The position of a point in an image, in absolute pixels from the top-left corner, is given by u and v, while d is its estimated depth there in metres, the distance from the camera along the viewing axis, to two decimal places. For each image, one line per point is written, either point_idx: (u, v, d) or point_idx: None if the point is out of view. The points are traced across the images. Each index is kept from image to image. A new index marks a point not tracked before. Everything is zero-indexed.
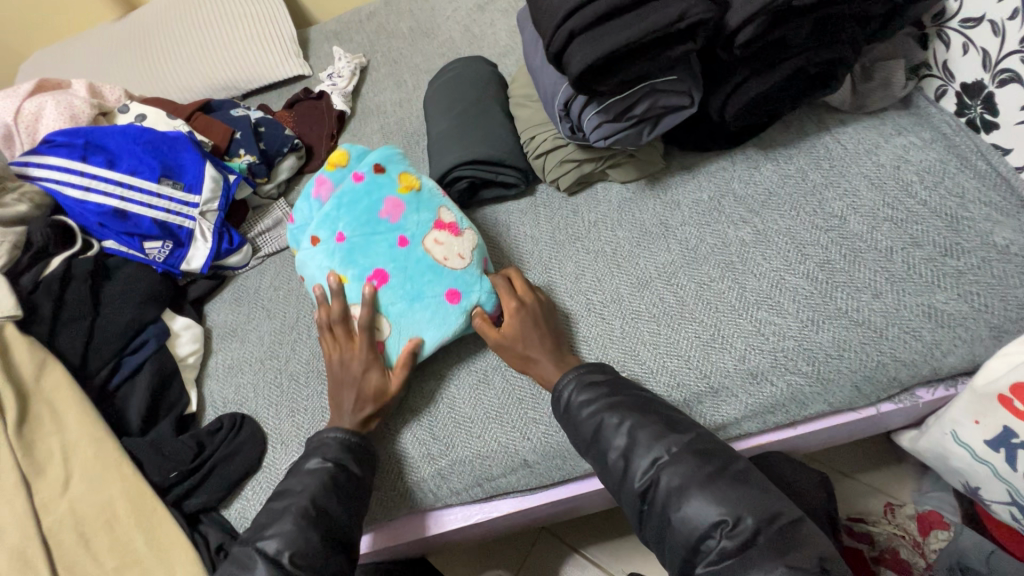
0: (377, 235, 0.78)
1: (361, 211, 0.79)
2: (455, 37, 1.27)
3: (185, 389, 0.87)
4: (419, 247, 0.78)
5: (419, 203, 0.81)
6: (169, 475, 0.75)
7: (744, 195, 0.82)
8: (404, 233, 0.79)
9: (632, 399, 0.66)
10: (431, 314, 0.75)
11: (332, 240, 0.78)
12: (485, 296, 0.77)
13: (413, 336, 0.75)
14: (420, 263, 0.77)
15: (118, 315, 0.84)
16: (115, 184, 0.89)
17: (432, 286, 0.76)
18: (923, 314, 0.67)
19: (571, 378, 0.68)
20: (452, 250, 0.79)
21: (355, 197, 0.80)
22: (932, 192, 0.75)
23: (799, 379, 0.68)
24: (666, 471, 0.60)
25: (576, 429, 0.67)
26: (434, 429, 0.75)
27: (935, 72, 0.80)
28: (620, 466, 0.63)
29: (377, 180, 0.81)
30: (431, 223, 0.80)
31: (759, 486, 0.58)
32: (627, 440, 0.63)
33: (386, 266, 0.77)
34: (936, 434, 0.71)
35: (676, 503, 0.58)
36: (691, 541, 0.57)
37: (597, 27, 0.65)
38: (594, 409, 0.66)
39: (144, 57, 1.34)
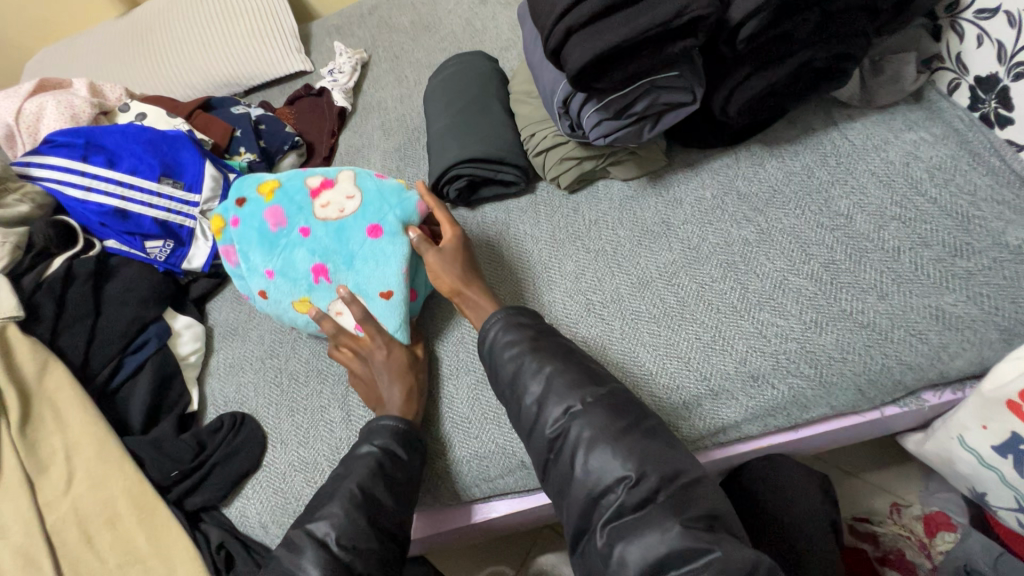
0: (286, 245, 0.81)
1: (263, 242, 0.81)
2: (457, 31, 1.25)
3: (187, 388, 0.87)
4: (317, 221, 0.81)
5: (288, 193, 0.83)
6: (170, 474, 0.77)
7: (747, 192, 0.81)
8: (298, 222, 0.82)
9: (555, 345, 0.67)
10: (379, 254, 0.79)
11: (269, 284, 0.82)
12: (398, 212, 0.80)
13: (382, 287, 0.78)
14: (331, 232, 0.81)
15: (120, 315, 0.85)
16: (115, 184, 0.89)
17: (356, 236, 0.80)
18: (930, 316, 0.65)
19: (498, 318, 0.69)
20: (338, 203, 0.82)
21: (247, 232, 0.82)
22: (942, 190, 0.72)
23: (800, 382, 0.67)
24: (578, 421, 0.60)
25: (497, 374, 0.68)
26: (432, 421, 0.76)
27: (947, 65, 0.78)
28: (533, 412, 0.63)
29: (248, 207, 0.83)
30: (308, 197, 0.83)
31: (672, 443, 0.59)
32: (544, 386, 0.64)
33: (316, 257, 0.80)
34: (942, 438, 0.70)
35: (583, 453, 0.59)
36: (594, 493, 0.58)
37: (594, 23, 0.64)
38: (516, 351, 0.67)
39: (147, 54, 1.34)
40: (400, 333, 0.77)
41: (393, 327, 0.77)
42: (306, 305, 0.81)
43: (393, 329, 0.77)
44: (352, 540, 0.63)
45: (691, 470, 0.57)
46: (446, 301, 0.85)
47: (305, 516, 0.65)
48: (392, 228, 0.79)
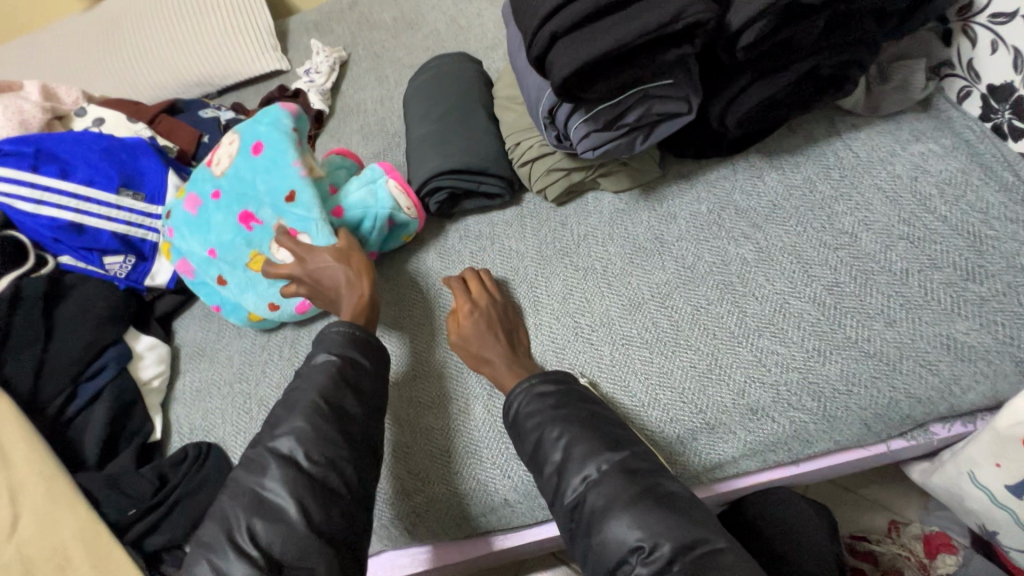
0: (208, 217, 0.80)
1: (191, 231, 0.81)
2: (441, 29, 1.19)
3: (149, 416, 0.82)
4: (218, 177, 0.80)
5: (195, 180, 0.83)
6: (127, 513, 0.71)
7: (745, 207, 0.76)
8: (208, 193, 0.80)
9: (579, 412, 0.62)
10: (271, 165, 0.75)
11: (217, 263, 0.80)
12: (258, 125, 0.77)
13: (284, 193, 0.75)
14: (230, 178, 0.78)
15: (73, 339, 0.79)
16: (69, 196, 0.83)
17: (246, 166, 0.77)
18: (941, 346, 0.61)
19: (521, 389, 0.64)
20: (221, 155, 0.81)
21: (178, 230, 0.82)
22: (953, 207, 0.68)
23: (802, 417, 0.63)
24: (594, 490, 0.56)
25: (518, 439, 0.63)
26: (405, 450, 0.71)
27: (958, 72, 0.73)
28: (553, 481, 0.59)
29: (173, 213, 0.84)
30: (206, 169, 0.82)
31: (692, 507, 0.53)
32: (563, 455, 0.59)
33: (235, 208, 0.78)
34: (951, 472, 0.66)
35: (598, 523, 0.54)
36: (610, 564, 0.53)
37: (581, 28, 0.58)
38: (538, 420, 0.62)
39: (112, 51, 1.27)
40: (321, 230, 0.74)
41: (314, 232, 0.74)
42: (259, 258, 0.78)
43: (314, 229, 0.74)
44: (320, 473, 0.55)
45: (711, 538, 0.51)
46: (425, 321, 0.80)
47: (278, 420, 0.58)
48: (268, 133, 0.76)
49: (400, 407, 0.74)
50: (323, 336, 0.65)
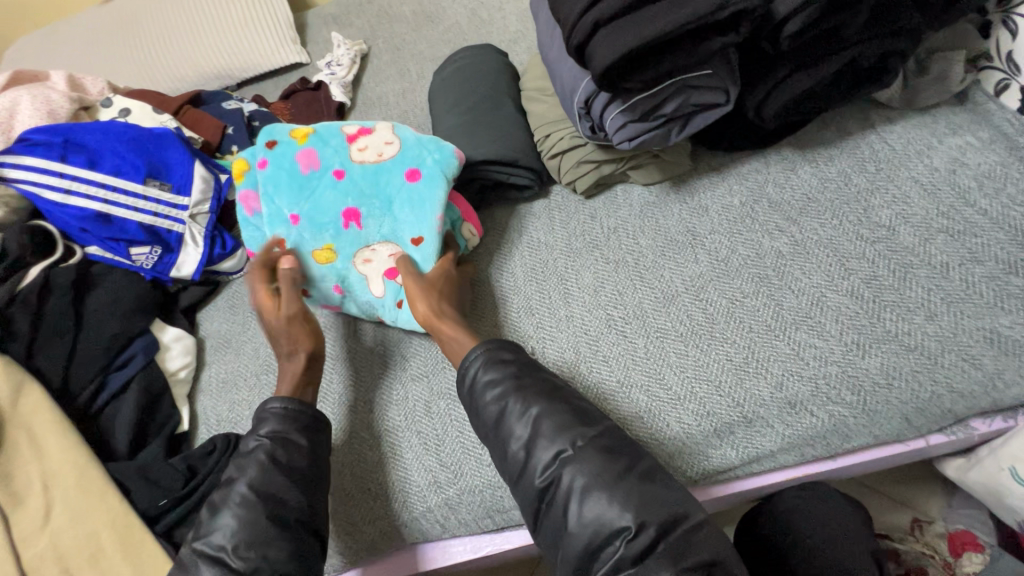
0: (316, 187, 0.77)
1: (284, 185, 0.78)
2: (462, 22, 1.18)
3: (177, 407, 0.81)
4: (353, 163, 0.79)
5: (322, 136, 0.80)
6: (158, 502, 0.70)
7: (780, 200, 0.75)
8: (331, 164, 0.79)
9: (539, 383, 0.62)
10: (412, 200, 0.76)
11: (291, 229, 0.77)
12: (432, 156, 0.77)
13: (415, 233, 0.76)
14: (367, 176, 0.78)
15: (102, 330, 0.79)
16: (97, 186, 0.83)
17: (394, 180, 0.78)
18: (984, 340, 0.61)
19: (479, 352, 0.64)
20: (377, 147, 0.80)
21: (273, 173, 0.78)
22: (993, 200, 0.67)
23: (842, 410, 0.62)
24: (570, 468, 0.56)
25: (477, 415, 0.63)
26: (401, 433, 0.73)
27: (996, 64, 0.72)
28: (520, 459, 0.59)
29: (278, 150, 0.79)
30: (345, 142, 0.80)
31: (670, 486, 0.55)
32: (529, 430, 0.59)
33: (346, 201, 0.77)
34: (988, 468, 0.66)
35: (576, 503, 0.55)
36: (592, 546, 0.54)
37: (624, 16, 0.58)
38: (499, 392, 0.62)
39: (131, 43, 1.26)
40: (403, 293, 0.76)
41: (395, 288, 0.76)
42: (329, 254, 0.77)
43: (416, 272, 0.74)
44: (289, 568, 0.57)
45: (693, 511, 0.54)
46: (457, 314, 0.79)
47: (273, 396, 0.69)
48: (437, 169, 0.76)
49: (384, 394, 0.76)
50: (261, 416, 0.66)
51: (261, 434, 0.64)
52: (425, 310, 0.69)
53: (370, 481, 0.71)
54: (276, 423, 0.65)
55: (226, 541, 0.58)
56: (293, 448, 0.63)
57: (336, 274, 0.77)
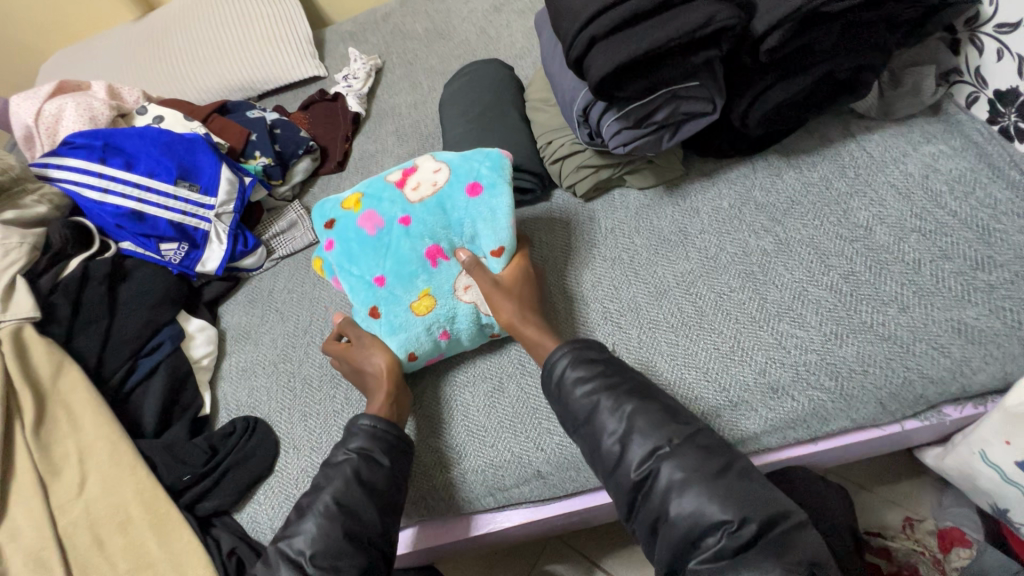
0: (390, 242, 0.77)
1: (361, 254, 0.77)
2: (471, 39, 1.25)
3: (199, 392, 0.87)
4: (413, 204, 0.78)
5: (374, 195, 0.80)
6: (183, 478, 0.76)
7: (765, 203, 0.80)
8: (394, 215, 0.78)
9: (629, 383, 0.67)
10: (484, 215, 0.77)
11: (380, 293, 0.77)
12: (485, 168, 0.79)
13: (494, 245, 0.77)
14: (430, 210, 0.78)
15: (134, 318, 0.85)
16: (133, 186, 0.90)
17: (459, 201, 0.78)
18: (952, 330, 0.65)
19: (566, 352, 0.69)
20: (428, 179, 0.80)
21: (345, 248, 0.78)
22: (963, 203, 0.72)
23: (820, 394, 0.67)
24: (668, 463, 0.60)
25: (566, 407, 0.67)
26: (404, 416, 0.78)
27: (966, 79, 0.77)
28: (614, 454, 0.63)
29: (340, 225, 0.79)
30: (396, 190, 0.80)
31: (764, 486, 0.58)
32: (623, 425, 0.64)
33: (425, 241, 0.77)
34: (963, 453, 0.69)
35: (676, 495, 0.59)
36: (691, 536, 0.58)
37: (617, 33, 0.64)
38: (590, 389, 0.66)
39: (161, 57, 1.34)
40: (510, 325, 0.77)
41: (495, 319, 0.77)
42: (427, 301, 0.76)
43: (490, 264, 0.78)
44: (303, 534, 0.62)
45: (793, 513, 0.57)
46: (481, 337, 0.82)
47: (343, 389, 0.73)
48: (498, 176, 0.78)
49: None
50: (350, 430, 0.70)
51: (350, 448, 0.68)
52: (508, 316, 0.73)
53: None
54: (365, 437, 0.68)
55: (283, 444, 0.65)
56: (378, 468, 0.67)
57: (442, 318, 0.76)
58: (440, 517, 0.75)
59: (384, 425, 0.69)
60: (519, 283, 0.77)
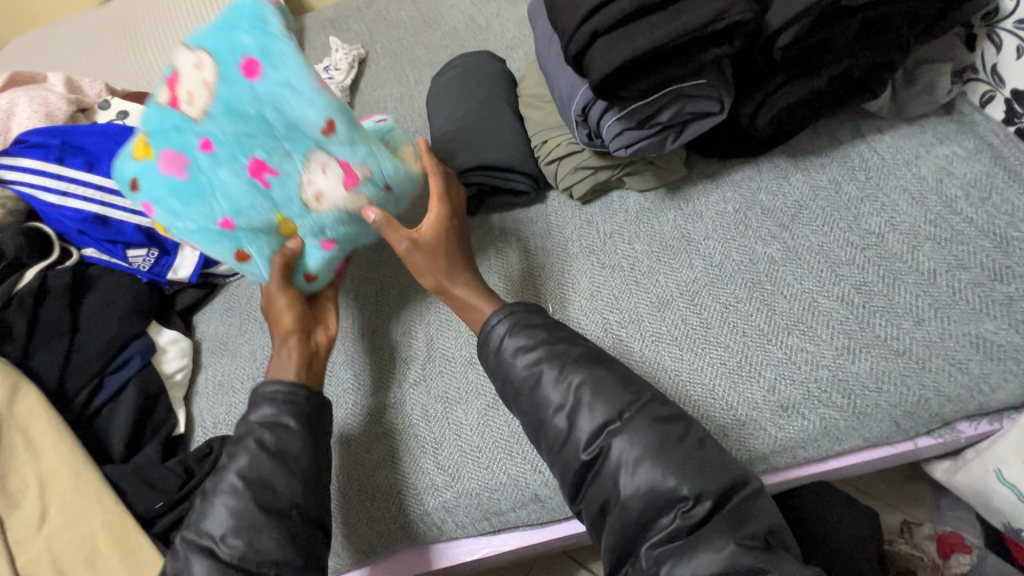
0: (206, 175, 0.64)
1: (186, 207, 0.65)
2: (460, 28, 1.19)
3: (173, 409, 0.82)
4: (200, 120, 0.64)
5: (160, 130, 0.66)
6: (155, 505, 0.70)
7: (772, 207, 0.77)
8: (191, 143, 0.64)
9: (577, 349, 0.62)
10: (275, 91, 0.63)
11: (235, 235, 0.66)
12: (250, 35, 0.62)
13: (318, 121, 0.63)
14: (222, 118, 0.63)
15: (99, 332, 0.79)
16: (94, 188, 0.83)
17: (241, 85, 0.63)
18: (970, 345, 0.62)
19: (504, 317, 0.64)
20: (195, 80, 0.64)
21: (166, 207, 0.66)
22: (979, 209, 0.69)
23: (832, 413, 0.63)
24: (619, 439, 0.56)
25: (507, 379, 0.62)
26: (394, 436, 0.74)
27: (981, 76, 0.74)
28: (563, 431, 0.59)
29: (145, 183, 0.66)
30: (176, 112, 0.65)
31: (723, 454, 0.56)
32: (571, 398, 0.59)
33: (240, 156, 0.64)
34: (976, 471, 0.67)
35: (628, 472, 0.55)
36: (646, 516, 0.54)
37: (620, 27, 0.58)
38: (533, 359, 0.61)
39: (128, 44, 1.26)
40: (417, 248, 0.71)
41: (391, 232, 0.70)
42: (286, 223, 0.67)
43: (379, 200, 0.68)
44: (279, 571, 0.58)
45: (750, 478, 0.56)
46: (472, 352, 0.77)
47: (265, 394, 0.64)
48: (265, 37, 0.63)
49: (375, 399, 0.77)
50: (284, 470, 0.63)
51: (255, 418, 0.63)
52: (434, 279, 0.70)
53: (368, 483, 0.72)
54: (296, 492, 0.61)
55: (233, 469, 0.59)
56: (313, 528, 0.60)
57: (311, 230, 0.67)
58: (433, 540, 0.72)
59: (290, 391, 0.64)
60: (438, 233, 0.70)
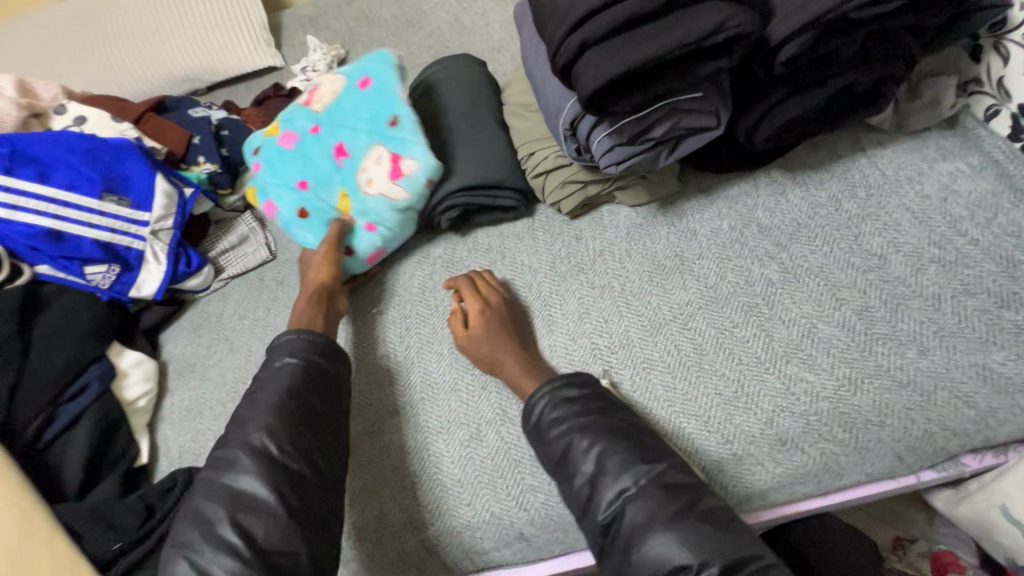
0: (306, 150, 0.80)
1: (281, 165, 0.80)
2: (444, 27, 1.14)
3: (135, 438, 0.77)
4: (319, 112, 0.82)
5: (287, 119, 0.83)
6: (111, 547, 0.65)
7: (770, 225, 0.73)
8: (305, 127, 0.81)
9: (609, 420, 0.60)
10: (378, 99, 0.80)
11: (305, 196, 0.79)
12: (373, 60, 0.83)
13: (396, 115, 0.78)
14: (330, 112, 0.81)
15: (53, 358, 0.74)
16: (47, 201, 0.77)
17: (355, 93, 0.81)
18: (977, 377, 0.59)
19: (544, 392, 0.62)
20: (326, 87, 0.84)
21: (268, 164, 0.81)
22: (985, 230, 0.66)
23: (833, 448, 0.60)
24: (632, 505, 0.54)
25: (542, 448, 0.61)
26: (371, 468, 0.70)
27: (986, 90, 0.70)
28: (584, 494, 0.57)
29: (261, 150, 0.83)
30: (303, 107, 0.83)
31: (738, 518, 0.53)
32: (594, 466, 0.57)
33: (332, 139, 0.80)
34: (980, 505, 0.64)
35: (639, 542, 0.52)
36: None
37: (611, 38, 0.54)
38: (564, 428, 0.60)
39: (91, 41, 1.18)
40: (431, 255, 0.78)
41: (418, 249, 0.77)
42: (346, 201, 0.79)
43: (407, 149, 0.77)
44: None
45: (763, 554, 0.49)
46: (454, 379, 0.73)
47: (227, 431, 0.59)
48: (380, 64, 0.82)
49: (352, 428, 0.73)
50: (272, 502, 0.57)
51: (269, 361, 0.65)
52: (484, 356, 0.69)
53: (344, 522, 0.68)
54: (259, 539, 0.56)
55: (192, 516, 0.55)
56: None
57: (365, 211, 0.78)
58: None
59: (312, 338, 0.66)
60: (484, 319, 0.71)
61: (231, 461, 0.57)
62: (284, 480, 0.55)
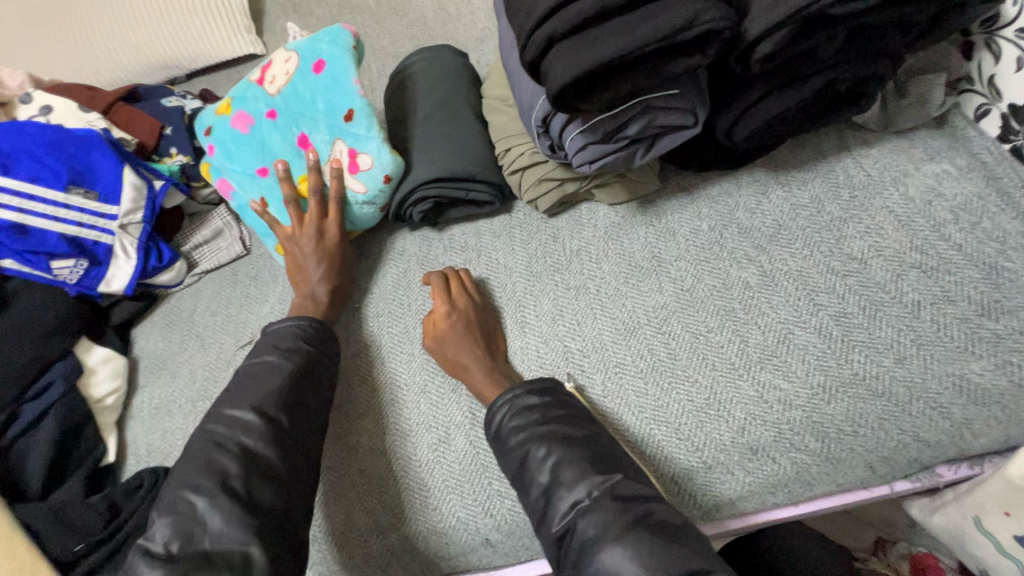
0: (261, 136, 0.79)
1: (237, 151, 0.80)
2: (428, 15, 1.10)
3: (102, 436, 0.76)
4: (273, 97, 0.79)
5: (242, 98, 0.82)
6: (74, 548, 0.65)
7: (750, 226, 0.71)
8: (260, 111, 0.80)
9: (569, 428, 0.59)
10: (332, 87, 0.75)
11: (264, 184, 0.80)
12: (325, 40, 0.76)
13: (350, 108, 0.75)
14: (286, 97, 0.78)
15: (16, 354, 0.72)
16: (10, 194, 0.75)
17: (308, 80, 0.77)
18: (953, 387, 0.58)
19: (504, 401, 0.62)
20: (280, 70, 0.80)
21: (223, 150, 0.81)
22: (968, 234, 0.64)
23: (804, 457, 0.59)
24: (586, 518, 0.52)
25: (501, 455, 0.61)
26: (339, 471, 0.69)
27: (977, 88, 0.68)
28: (540, 506, 0.56)
29: (216, 130, 0.82)
30: (257, 87, 0.81)
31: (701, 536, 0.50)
32: (549, 477, 0.56)
33: (290, 128, 0.78)
34: (955, 515, 0.63)
35: (590, 556, 0.50)
36: None
37: (579, 34, 0.52)
38: (523, 437, 0.59)
39: (64, 22, 1.14)
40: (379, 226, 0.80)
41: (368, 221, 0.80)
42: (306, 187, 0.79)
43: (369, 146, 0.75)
44: None
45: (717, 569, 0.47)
46: (425, 380, 0.71)
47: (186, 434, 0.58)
48: (336, 48, 0.75)
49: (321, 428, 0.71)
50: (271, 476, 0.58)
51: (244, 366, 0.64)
52: (451, 360, 0.68)
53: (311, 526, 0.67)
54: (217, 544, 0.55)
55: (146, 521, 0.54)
56: None
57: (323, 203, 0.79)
58: None
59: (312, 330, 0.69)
60: (451, 324, 0.69)
61: (187, 464, 0.56)
62: (239, 487, 0.54)
